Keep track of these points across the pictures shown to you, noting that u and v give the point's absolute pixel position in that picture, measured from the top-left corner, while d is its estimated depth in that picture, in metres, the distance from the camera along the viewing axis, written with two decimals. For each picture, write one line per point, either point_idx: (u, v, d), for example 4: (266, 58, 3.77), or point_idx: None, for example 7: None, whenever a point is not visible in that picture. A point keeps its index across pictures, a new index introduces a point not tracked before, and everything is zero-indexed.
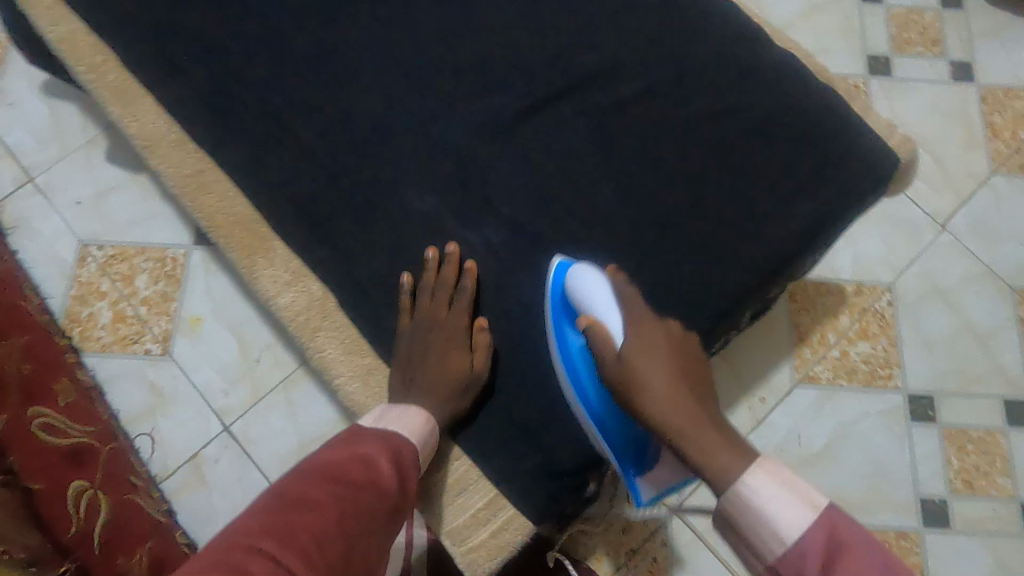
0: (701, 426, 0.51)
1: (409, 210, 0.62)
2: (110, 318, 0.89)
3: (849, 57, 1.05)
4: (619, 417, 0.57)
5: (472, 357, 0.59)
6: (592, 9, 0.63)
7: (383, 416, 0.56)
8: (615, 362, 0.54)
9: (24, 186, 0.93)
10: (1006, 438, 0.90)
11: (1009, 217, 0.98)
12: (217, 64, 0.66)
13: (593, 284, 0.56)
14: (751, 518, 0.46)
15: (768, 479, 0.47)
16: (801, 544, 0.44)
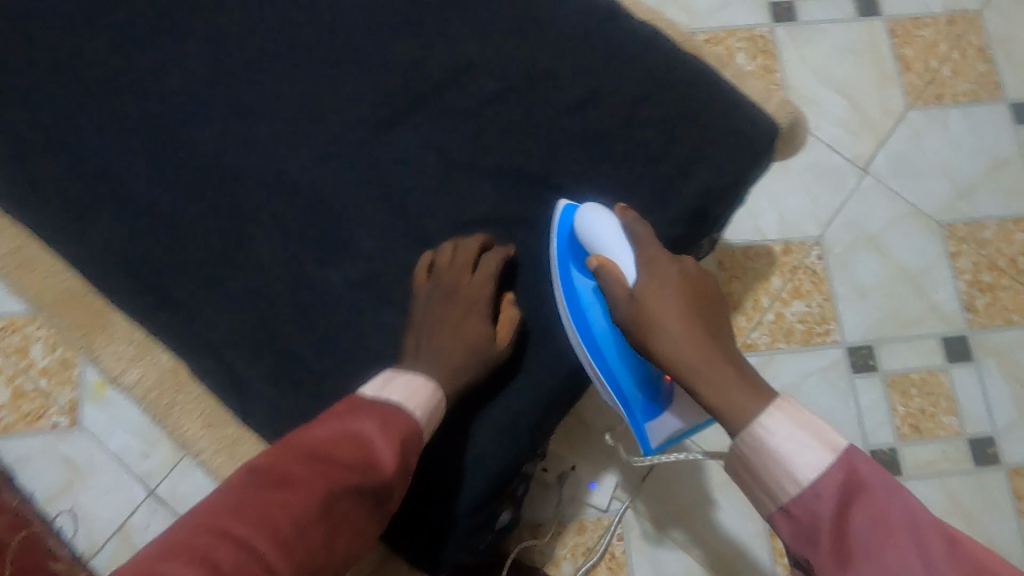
0: (715, 362, 0.50)
1: (278, 251, 0.58)
2: (9, 396, 0.84)
3: (751, 7, 1.00)
4: (631, 357, 0.56)
5: (496, 331, 0.55)
6: (442, 8, 0.59)
7: (388, 381, 0.51)
8: (626, 299, 0.52)
9: None
10: (948, 376, 0.89)
11: (929, 151, 0.96)
12: (46, 121, 0.60)
13: (604, 222, 0.54)
14: (767, 461, 0.46)
15: (788, 420, 0.46)
16: (818, 486, 0.44)
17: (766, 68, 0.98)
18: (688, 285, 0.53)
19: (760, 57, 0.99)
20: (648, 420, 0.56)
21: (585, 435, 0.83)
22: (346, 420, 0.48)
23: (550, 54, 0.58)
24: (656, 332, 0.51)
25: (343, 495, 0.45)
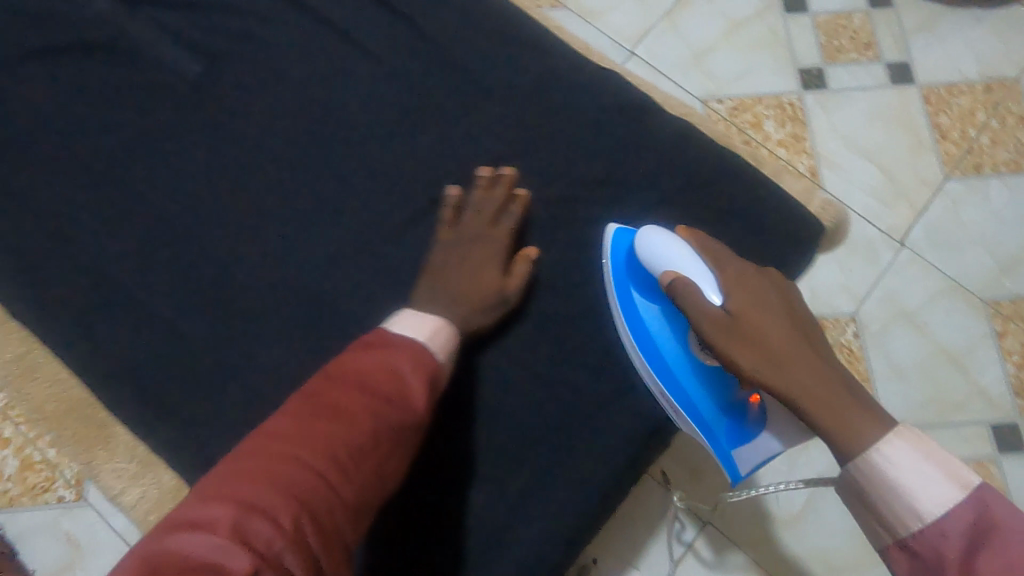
0: (830, 394, 0.52)
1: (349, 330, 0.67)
2: (17, 467, 0.82)
3: (779, 73, 0.99)
4: (704, 376, 0.63)
5: (506, 280, 0.67)
6: (482, 132, 0.72)
7: (403, 321, 0.62)
8: (721, 312, 0.57)
9: None
10: (999, 468, 0.83)
11: (970, 223, 0.92)
12: (140, 225, 0.70)
13: (665, 238, 0.62)
14: (885, 493, 0.46)
15: (911, 450, 0.47)
16: (944, 524, 0.43)
17: (795, 136, 0.96)
18: (778, 305, 0.58)
19: (789, 125, 0.96)
20: (735, 448, 0.63)
21: (607, 525, 0.80)
22: (384, 357, 0.57)
23: (575, 167, 0.71)
24: (757, 344, 0.55)
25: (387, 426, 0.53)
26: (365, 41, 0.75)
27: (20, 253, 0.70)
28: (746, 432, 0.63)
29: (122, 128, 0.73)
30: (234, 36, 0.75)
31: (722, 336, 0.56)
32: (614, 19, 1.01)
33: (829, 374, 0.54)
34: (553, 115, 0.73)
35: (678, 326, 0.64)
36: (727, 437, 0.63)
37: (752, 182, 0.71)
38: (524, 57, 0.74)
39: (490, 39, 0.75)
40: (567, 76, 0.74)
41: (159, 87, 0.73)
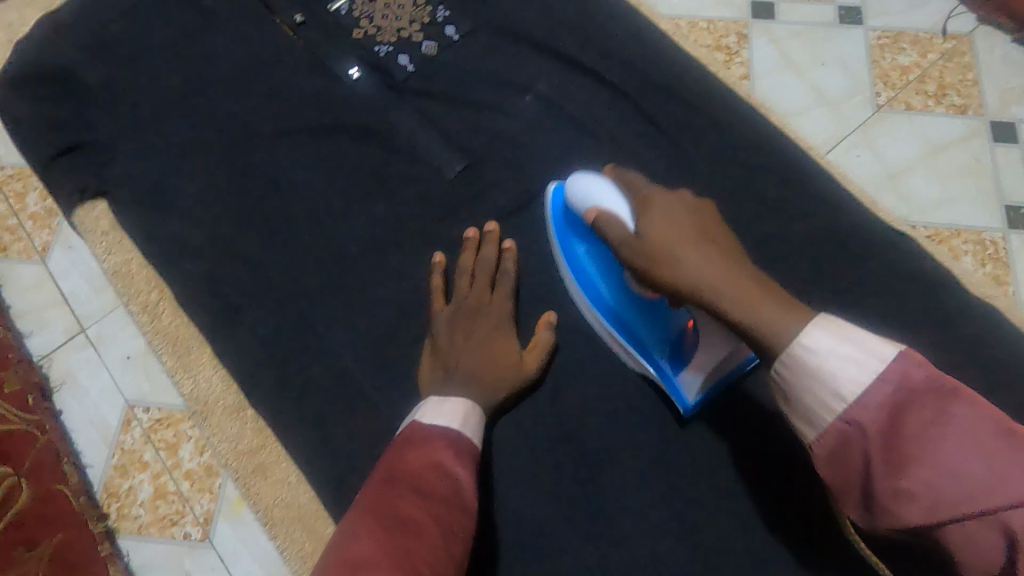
0: (736, 286, 0.58)
1: (566, 417, 0.77)
2: (150, 494, 0.82)
3: (983, 207, 0.91)
4: (638, 311, 0.73)
5: (527, 355, 0.75)
6: None
7: (440, 406, 0.66)
8: (634, 238, 0.66)
9: (75, 337, 0.89)
10: None
11: None
12: (356, 290, 0.76)
13: (590, 180, 0.72)
14: (807, 382, 0.50)
15: (826, 337, 0.50)
16: (860, 396, 0.48)
17: (996, 279, 0.88)
18: (691, 215, 0.65)
19: (990, 264, 0.88)
20: (677, 373, 0.73)
21: None
22: (430, 454, 0.60)
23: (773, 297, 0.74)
24: (673, 257, 0.62)
25: (451, 530, 0.55)
26: (607, 147, 0.80)
27: (267, 299, 0.76)
28: (681, 356, 0.72)
29: (375, 199, 0.79)
30: (463, 126, 0.81)
31: (641, 256, 0.65)
32: (806, 125, 0.97)
33: (738, 270, 0.59)
34: (781, 244, 0.76)
35: (613, 269, 0.74)
36: (669, 364, 0.74)
37: (943, 341, 0.73)
38: (757, 183, 0.77)
39: (727, 162, 0.78)
40: (773, 207, 0.77)
41: (415, 165, 0.80)
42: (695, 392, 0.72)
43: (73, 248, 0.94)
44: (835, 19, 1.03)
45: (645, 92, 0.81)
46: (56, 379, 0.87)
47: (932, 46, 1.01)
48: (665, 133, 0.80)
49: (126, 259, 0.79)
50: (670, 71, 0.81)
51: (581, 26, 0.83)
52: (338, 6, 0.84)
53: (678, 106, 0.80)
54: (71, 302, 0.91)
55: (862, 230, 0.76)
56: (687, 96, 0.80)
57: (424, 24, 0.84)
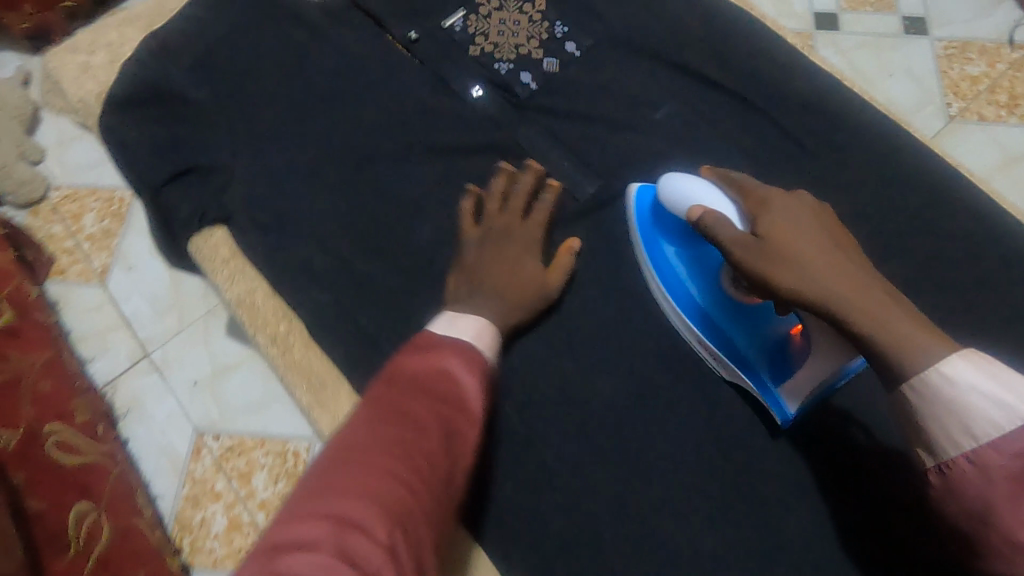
0: (866, 299, 0.52)
1: (675, 447, 0.65)
2: (224, 526, 0.79)
3: None
4: (735, 315, 0.64)
5: (548, 276, 0.65)
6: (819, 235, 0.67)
7: (452, 322, 0.57)
8: (750, 236, 0.58)
9: (139, 363, 0.87)
10: None
11: None
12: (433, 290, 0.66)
13: (689, 181, 0.64)
14: (936, 411, 0.47)
15: (969, 369, 0.46)
16: (997, 441, 0.44)
17: None
18: (811, 220, 0.59)
19: None
20: (777, 382, 0.63)
21: None
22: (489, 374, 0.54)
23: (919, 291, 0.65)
24: (792, 264, 0.55)
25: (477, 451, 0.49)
26: (707, 139, 0.71)
27: (332, 304, 0.66)
28: (786, 365, 0.62)
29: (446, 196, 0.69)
30: (552, 104, 0.72)
31: (756, 259, 0.57)
32: None
33: (867, 282, 0.53)
34: (917, 243, 0.66)
35: (708, 269, 0.65)
36: (767, 372, 0.63)
37: None
38: (888, 163, 0.68)
39: (849, 152, 0.69)
40: (914, 188, 0.67)
41: (491, 160, 0.70)
42: (800, 403, 0.62)
43: (133, 270, 0.91)
44: (900, 30, 1.02)
45: (759, 63, 0.72)
46: (121, 406, 0.84)
47: (1001, 56, 1.00)
48: (774, 122, 0.71)
49: (250, 288, 0.69)
50: (778, 55, 0.72)
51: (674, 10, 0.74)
52: (451, 22, 0.74)
53: (789, 92, 0.71)
54: (133, 325, 0.89)
55: (1007, 228, 0.67)
56: (797, 80, 0.71)
57: (544, 41, 0.74)
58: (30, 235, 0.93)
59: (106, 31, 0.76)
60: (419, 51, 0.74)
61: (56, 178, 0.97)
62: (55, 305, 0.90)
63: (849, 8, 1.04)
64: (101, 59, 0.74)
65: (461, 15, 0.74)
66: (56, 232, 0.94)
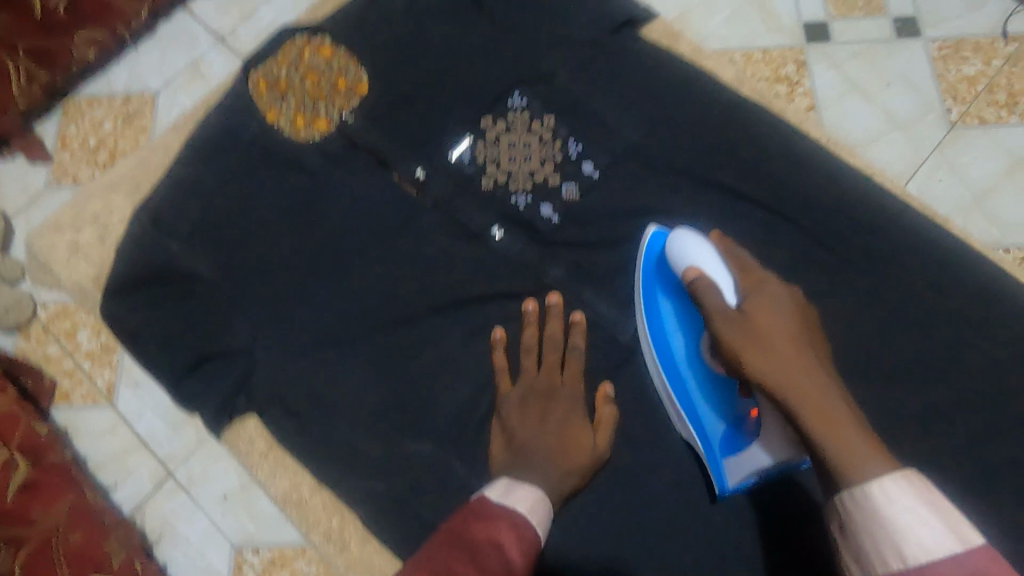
0: (824, 397, 0.53)
1: (707, 521, 0.69)
2: None
3: None
4: (709, 380, 0.69)
5: (597, 432, 0.66)
6: (826, 296, 0.70)
7: (509, 490, 0.56)
8: (738, 312, 0.61)
9: (164, 483, 0.85)
10: None
11: None
12: (460, 398, 0.68)
13: (696, 244, 0.67)
14: (873, 527, 0.45)
15: (911, 492, 0.45)
16: (925, 565, 0.42)
17: None
18: (796, 312, 0.61)
19: None
20: (724, 454, 0.68)
21: None
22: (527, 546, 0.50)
23: (921, 339, 0.69)
24: (764, 347, 0.58)
25: None
26: (706, 211, 0.72)
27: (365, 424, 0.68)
28: (739, 439, 0.68)
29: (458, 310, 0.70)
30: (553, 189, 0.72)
31: (736, 334, 0.60)
32: (884, 151, 0.94)
33: (829, 384, 0.55)
34: (912, 293, 0.69)
35: (694, 331, 0.70)
36: (718, 443, 0.68)
37: None
38: (883, 217, 0.71)
39: (845, 214, 0.71)
40: (909, 240, 0.70)
41: (501, 258, 0.71)
42: (738, 478, 0.67)
43: (141, 386, 0.88)
44: (892, 34, 0.99)
45: (750, 130, 0.73)
46: (153, 531, 0.83)
47: (996, 51, 0.97)
48: (771, 189, 0.72)
49: (295, 483, 0.73)
50: (764, 121, 0.74)
51: (660, 86, 0.75)
52: (457, 155, 0.73)
53: (785, 155, 0.73)
54: (151, 445, 0.86)
55: (994, 271, 0.70)
56: (785, 146, 0.73)
57: (558, 162, 0.73)
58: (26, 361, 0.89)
59: (91, 200, 0.76)
60: (415, 150, 0.73)
61: (39, 294, 0.92)
62: (65, 433, 0.87)
63: (837, 16, 1.00)
64: (91, 237, 0.74)
65: (468, 143, 0.73)
66: (52, 353, 0.90)
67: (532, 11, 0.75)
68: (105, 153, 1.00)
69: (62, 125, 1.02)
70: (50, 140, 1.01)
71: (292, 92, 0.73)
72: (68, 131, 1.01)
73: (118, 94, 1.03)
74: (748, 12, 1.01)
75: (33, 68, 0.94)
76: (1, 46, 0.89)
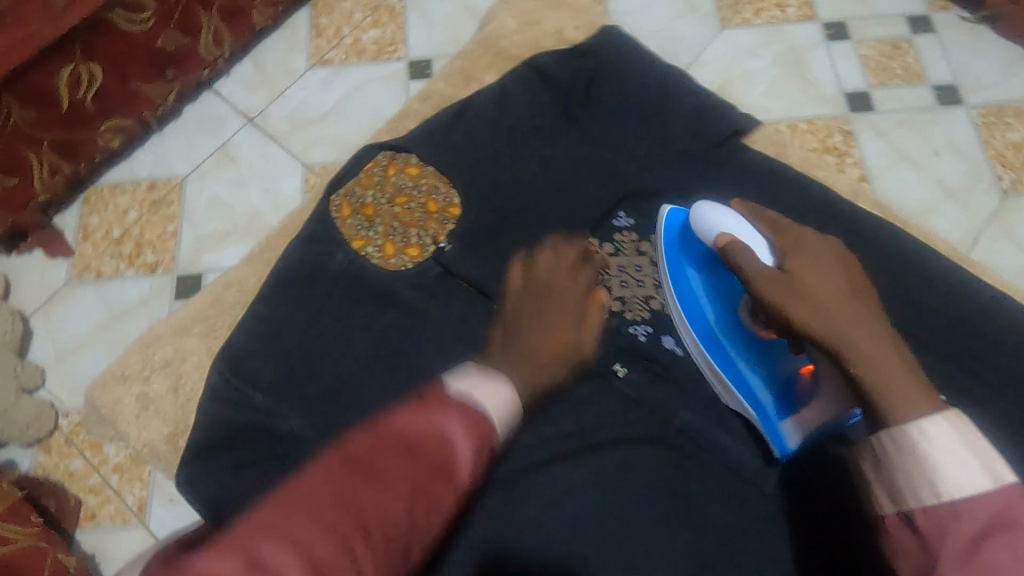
0: (882, 345, 0.48)
1: None
2: None
3: None
4: (750, 345, 0.67)
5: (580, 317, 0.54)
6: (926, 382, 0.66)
7: (473, 382, 0.40)
8: (777, 270, 0.56)
9: None
10: None
11: None
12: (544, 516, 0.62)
13: (718, 210, 0.65)
14: (908, 463, 0.43)
15: (952, 430, 0.42)
16: (958, 502, 0.40)
17: None
18: (840, 260, 0.55)
19: None
20: (780, 416, 0.65)
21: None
22: (448, 425, 0.37)
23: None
24: (813, 302, 0.52)
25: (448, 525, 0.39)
26: None
27: None
28: (790, 400, 0.65)
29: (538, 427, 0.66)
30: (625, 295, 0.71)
31: (780, 293, 0.54)
32: (940, 223, 0.92)
33: (885, 332, 0.49)
34: (1007, 374, 0.66)
35: (726, 296, 0.68)
36: (771, 408, 0.65)
37: None
38: (962, 297, 0.69)
39: (923, 296, 0.69)
40: (991, 317, 0.68)
41: None
42: (797, 439, 0.64)
43: (176, 501, 0.81)
44: (933, 102, 0.99)
45: (818, 216, 0.72)
46: None
47: None
48: None
49: None
50: (835, 210, 0.72)
51: (723, 179, 0.74)
52: None
53: (858, 239, 0.71)
54: None
55: None
56: (859, 235, 0.71)
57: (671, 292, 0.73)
58: (48, 479, 0.82)
59: (161, 345, 0.71)
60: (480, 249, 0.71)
61: (63, 401, 0.87)
62: (93, 559, 0.79)
63: (878, 84, 1.00)
64: (162, 388, 0.70)
65: None
66: (77, 468, 0.83)
67: (586, 112, 0.77)
68: (131, 243, 0.95)
69: (84, 215, 0.96)
70: (70, 232, 0.95)
71: (380, 218, 0.71)
72: (91, 221, 0.96)
73: (143, 180, 0.98)
74: (787, 82, 1.01)
75: (57, 161, 0.89)
76: (26, 141, 0.83)
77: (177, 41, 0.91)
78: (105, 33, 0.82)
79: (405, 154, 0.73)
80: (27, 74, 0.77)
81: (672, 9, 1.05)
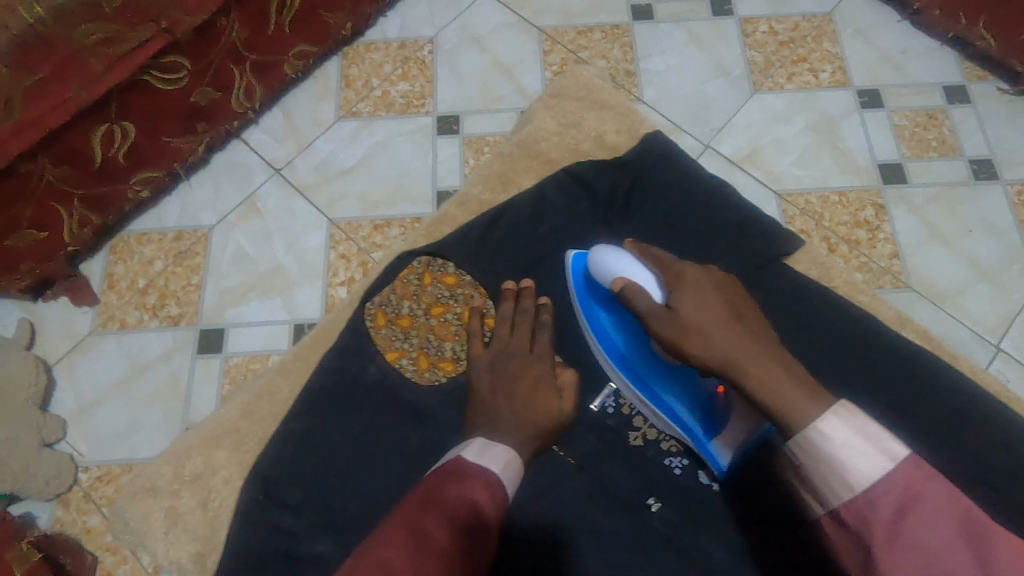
0: (763, 360, 0.54)
1: None
2: None
3: None
4: (666, 376, 0.69)
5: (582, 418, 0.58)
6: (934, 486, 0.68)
7: (485, 449, 0.61)
8: (664, 309, 0.62)
9: None
10: None
11: None
12: None
13: (614, 254, 0.68)
14: (820, 465, 0.46)
15: (843, 424, 0.46)
16: (869, 491, 0.43)
17: None
18: (717, 290, 0.62)
19: None
20: (709, 437, 0.68)
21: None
22: (471, 490, 0.56)
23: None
24: (701, 334, 0.58)
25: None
26: None
27: None
28: (715, 419, 0.68)
29: (548, 525, 0.69)
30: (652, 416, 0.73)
31: (670, 330, 0.60)
32: (972, 304, 0.90)
33: (767, 350, 0.55)
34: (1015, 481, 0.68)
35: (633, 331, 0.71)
36: (699, 429, 0.69)
37: None
38: (976, 401, 0.71)
39: (935, 398, 0.71)
40: (1003, 422, 0.70)
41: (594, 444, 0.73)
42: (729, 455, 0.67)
43: None
44: (969, 176, 0.97)
45: (835, 315, 0.75)
46: None
47: None
48: (860, 376, 0.72)
49: None
50: (849, 312, 0.75)
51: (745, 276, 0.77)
52: (599, 404, 0.74)
53: (873, 340, 0.73)
54: None
55: None
56: (873, 335, 0.74)
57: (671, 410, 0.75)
58: (65, 535, 0.82)
59: (188, 457, 0.75)
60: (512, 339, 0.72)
61: (82, 455, 0.87)
62: None
63: (912, 156, 0.99)
64: (189, 503, 0.73)
65: (611, 393, 0.75)
66: (94, 524, 0.83)
67: (613, 203, 0.80)
68: (155, 294, 0.95)
69: (110, 263, 0.97)
70: (96, 280, 0.96)
71: (416, 331, 0.77)
72: (116, 270, 0.96)
73: (169, 230, 0.98)
74: (819, 149, 0.99)
75: (88, 214, 0.89)
76: (59, 198, 0.84)
77: (209, 96, 0.91)
78: (139, 92, 0.82)
79: (440, 263, 0.78)
80: (62, 135, 0.77)
81: (704, 71, 1.04)
